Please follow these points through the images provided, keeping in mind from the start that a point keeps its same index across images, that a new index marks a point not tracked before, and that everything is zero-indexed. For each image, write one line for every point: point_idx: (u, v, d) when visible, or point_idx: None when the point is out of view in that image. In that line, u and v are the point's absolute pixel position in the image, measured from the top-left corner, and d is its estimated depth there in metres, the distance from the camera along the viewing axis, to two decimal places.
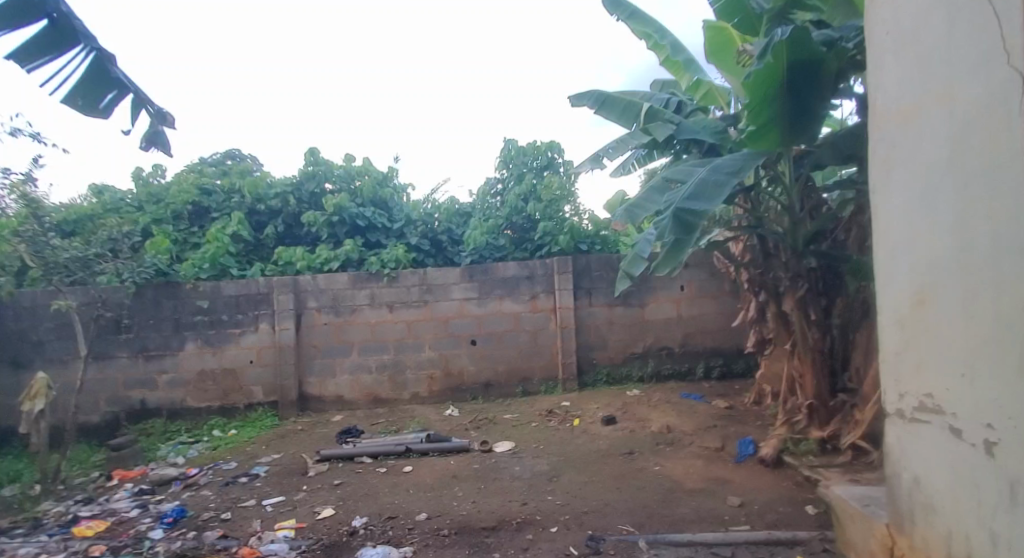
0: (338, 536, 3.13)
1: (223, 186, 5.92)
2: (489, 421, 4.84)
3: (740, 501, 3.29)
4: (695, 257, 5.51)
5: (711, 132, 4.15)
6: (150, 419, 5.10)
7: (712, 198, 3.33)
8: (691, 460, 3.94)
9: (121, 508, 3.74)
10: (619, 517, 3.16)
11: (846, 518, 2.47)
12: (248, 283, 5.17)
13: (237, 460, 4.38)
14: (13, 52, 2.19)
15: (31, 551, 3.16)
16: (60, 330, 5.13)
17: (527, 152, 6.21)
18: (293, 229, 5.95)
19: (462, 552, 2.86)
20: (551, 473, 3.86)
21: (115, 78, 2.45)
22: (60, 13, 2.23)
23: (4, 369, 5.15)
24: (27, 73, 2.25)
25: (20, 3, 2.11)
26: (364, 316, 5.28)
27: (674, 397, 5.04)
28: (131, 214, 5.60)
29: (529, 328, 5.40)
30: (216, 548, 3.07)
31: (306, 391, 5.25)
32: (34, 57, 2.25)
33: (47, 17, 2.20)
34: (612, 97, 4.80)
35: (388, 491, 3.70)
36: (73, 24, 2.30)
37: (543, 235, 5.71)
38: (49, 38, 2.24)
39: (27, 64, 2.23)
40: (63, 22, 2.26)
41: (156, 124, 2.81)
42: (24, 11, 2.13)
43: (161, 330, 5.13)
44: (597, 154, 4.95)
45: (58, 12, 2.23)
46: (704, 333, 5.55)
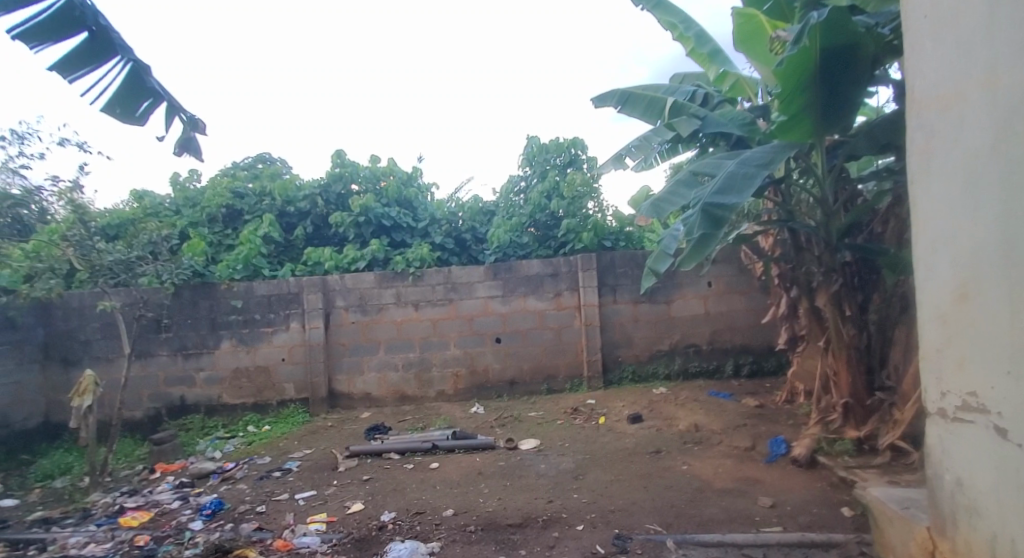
0: (367, 530, 3.20)
1: (255, 189, 6.11)
2: (515, 419, 4.85)
3: (771, 502, 3.22)
4: (723, 253, 5.40)
5: (738, 123, 4.04)
6: (189, 415, 5.31)
7: (742, 192, 3.25)
8: (720, 460, 3.87)
9: (164, 499, 3.91)
10: (647, 517, 3.13)
11: (884, 520, 2.38)
12: (279, 284, 5.32)
13: (271, 455, 4.52)
14: (56, 64, 2.29)
15: (81, 540, 3.33)
16: (105, 330, 5.39)
17: (550, 150, 6.19)
18: (321, 230, 6.10)
19: (489, 549, 2.89)
20: (576, 471, 3.86)
21: (150, 87, 2.55)
22: (99, 25, 2.32)
23: (56, 367, 5.45)
24: (69, 84, 2.35)
25: (64, 17, 2.21)
26: (390, 316, 5.37)
27: (702, 396, 4.95)
28: (170, 219, 5.84)
29: (553, 326, 5.39)
30: (251, 540, 3.17)
31: (336, 388, 5.37)
32: (76, 68, 2.35)
33: (87, 31, 2.30)
34: (635, 94, 4.74)
35: (415, 487, 3.76)
36: (112, 36, 2.40)
37: (567, 233, 5.69)
38: (88, 50, 2.33)
39: (69, 74, 2.33)
40: (102, 35, 2.35)
41: (189, 131, 2.92)
42: (64, 25, 2.23)
43: (199, 330, 5.33)
44: (620, 154, 4.91)
45: (97, 26, 2.33)
46: (733, 330, 5.44)
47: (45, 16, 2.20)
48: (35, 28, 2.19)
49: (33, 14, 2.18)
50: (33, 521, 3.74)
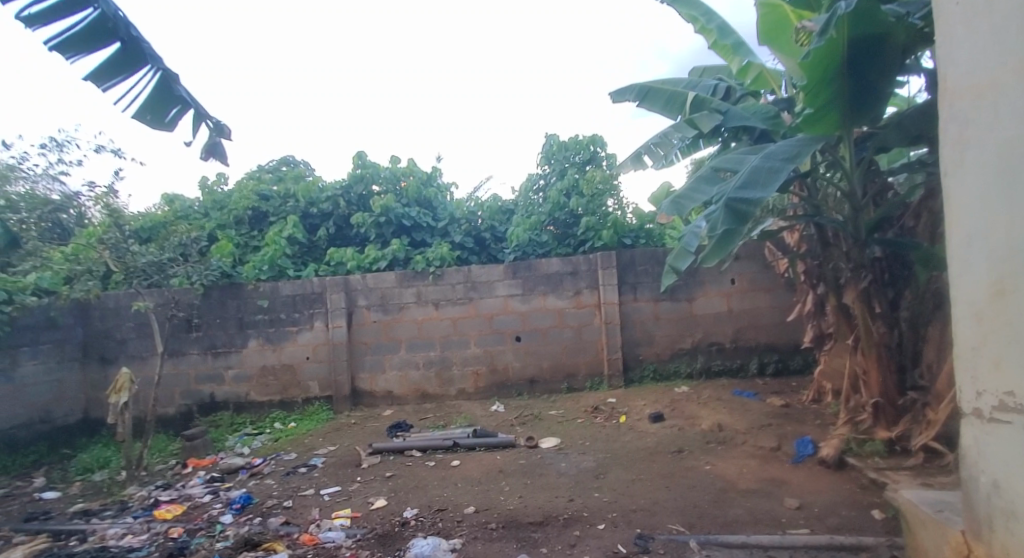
0: (390, 526, 3.25)
1: (280, 191, 6.25)
2: (535, 418, 4.86)
3: (797, 504, 3.16)
4: (747, 249, 5.31)
5: (762, 117, 3.96)
6: (219, 411, 5.47)
7: (767, 187, 3.18)
8: (745, 460, 3.81)
9: (196, 493, 4.05)
10: (669, 517, 3.10)
11: (916, 523, 2.32)
12: (303, 284, 5.43)
13: (297, 451, 4.62)
14: (91, 73, 2.37)
15: (119, 531, 3.47)
16: (139, 329, 5.59)
17: (569, 148, 6.17)
18: (343, 230, 6.20)
19: (510, 546, 2.90)
20: (597, 470, 3.85)
21: (178, 95, 2.62)
22: (131, 36, 2.39)
23: (94, 365, 5.68)
24: (103, 92, 2.42)
25: (98, 28, 2.29)
26: (411, 315, 5.43)
27: (725, 395, 4.87)
28: (199, 221, 6.02)
29: (573, 324, 5.37)
30: (279, 534, 3.26)
31: (359, 387, 5.46)
32: (109, 77, 2.43)
33: (119, 41, 2.38)
34: (655, 88, 4.69)
35: (437, 484, 3.80)
36: (143, 46, 2.48)
37: (586, 231, 5.66)
38: (120, 59, 2.40)
39: (103, 83, 2.40)
40: (134, 45, 2.43)
41: (215, 137, 3.00)
42: (98, 36, 2.31)
43: (227, 329, 5.48)
44: (639, 153, 4.86)
45: (129, 36, 2.41)
46: (758, 328, 5.34)
47: (82, 26, 2.27)
48: (71, 38, 2.27)
49: (71, 24, 2.26)
50: (74, 512, 3.91)
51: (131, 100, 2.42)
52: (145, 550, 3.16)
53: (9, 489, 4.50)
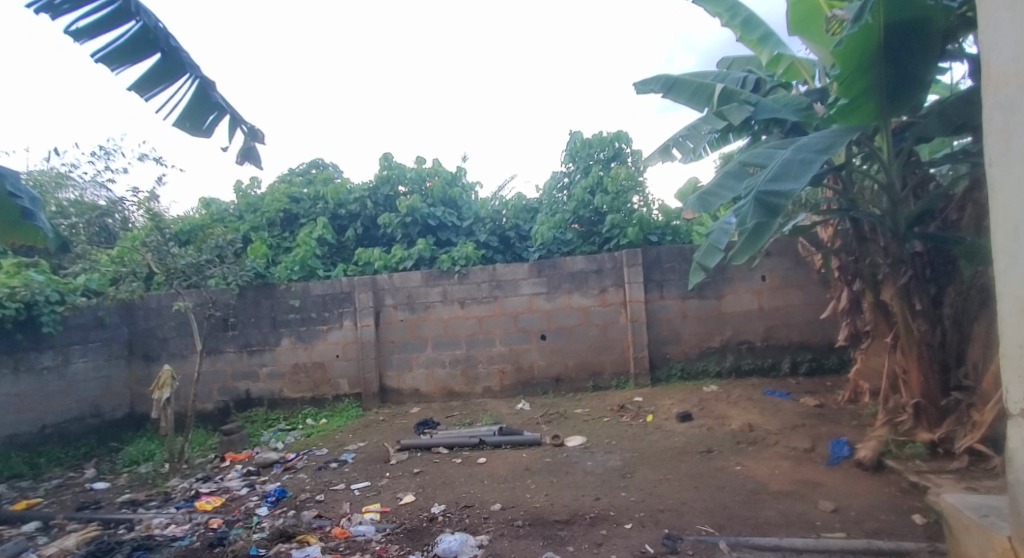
0: (419, 521, 3.31)
1: (310, 193, 6.41)
2: (561, 416, 4.86)
3: (833, 507, 3.07)
4: (778, 245, 5.17)
5: (794, 109, 3.85)
6: (254, 407, 5.66)
7: (799, 179, 3.08)
8: (777, 461, 3.72)
9: (233, 486, 4.21)
10: (698, 517, 3.06)
11: (959, 529, 2.22)
12: (332, 284, 5.56)
13: (328, 447, 4.75)
14: (134, 83, 2.45)
15: (163, 521, 3.63)
16: (180, 328, 5.83)
17: (593, 144, 6.13)
18: (371, 231, 6.32)
19: (537, 544, 2.92)
20: (624, 469, 3.82)
21: (215, 102, 2.71)
22: (170, 46, 2.49)
23: (139, 362, 5.97)
24: (146, 102, 2.50)
25: (140, 40, 2.38)
26: (437, 313, 5.50)
27: (756, 395, 4.76)
28: (233, 224, 6.24)
29: (599, 322, 5.34)
30: (312, 526, 3.36)
31: (386, 384, 5.56)
32: (152, 87, 2.51)
33: (159, 52, 2.47)
34: (681, 81, 4.61)
35: (464, 481, 3.84)
36: (181, 56, 2.57)
37: (611, 228, 5.62)
38: (162, 69, 2.49)
39: (146, 93, 2.48)
40: (173, 55, 2.52)
41: (249, 141, 3.10)
42: (140, 48, 2.40)
43: (261, 328, 5.66)
44: (667, 145, 4.79)
45: (168, 47, 2.51)
46: (790, 326, 5.20)
47: (125, 38, 2.37)
48: (114, 50, 2.36)
49: (115, 37, 2.36)
50: (122, 502, 4.11)
51: (173, 109, 2.50)
52: (187, 539, 3.30)
53: (63, 479, 4.77)
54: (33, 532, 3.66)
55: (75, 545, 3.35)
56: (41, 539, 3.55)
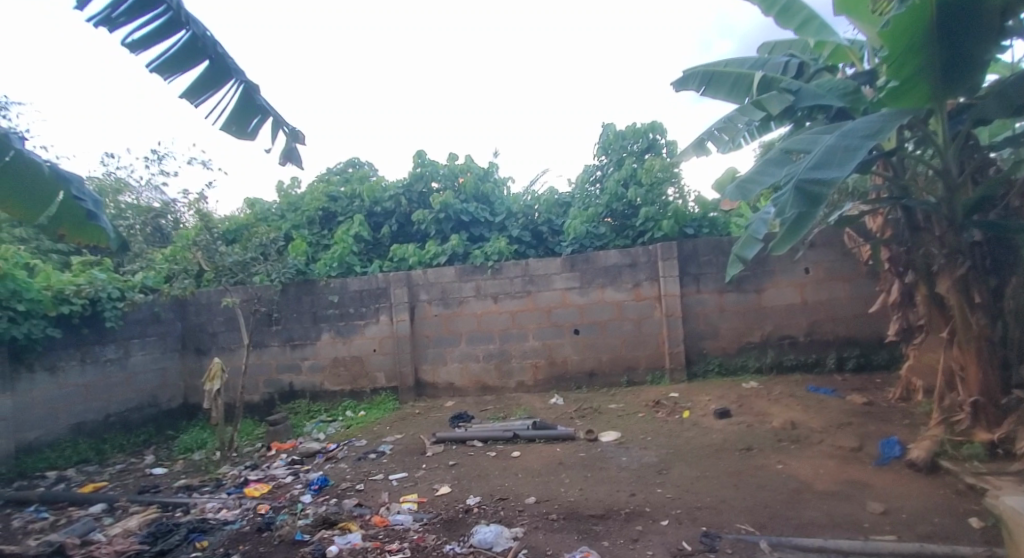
0: (455, 512, 3.37)
1: (347, 192, 6.59)
2: (595, 411, 4.83)
3: (882, 509, 2.94)
4: (823, 236, 4.96)
5: (839, 94, 3.66)
6: (297, 399, 5.88)
7: (843, 165, 2.95)
8: (822, 460, 3.58)
9: (279, 474, 4.39)
10: (737, 516, 2.99)
11: (1020, 534, 2.09)
12: (369, 280, 5.69)
13: (367, 438, 4.89)
14: (184, 90, 2.56)
15: (216, 506, 3.83)
16: (228, 323, 6.10)
17: (627, 136, 6.03)
18: (405, 228, 6.44)
19: (572, 537, 2.92)
20: (659, 466, 3.77)
21: (260, 105, 2.81)
22: (217, 53, 2.60)
23: (192, 356, 6.29)
24: (196, 107, 2.61)
25: (189, 48, 2.49)
26: (470, 308, 5.56)
27: (799, 391, 4.60)
28: (276, 223, 6.47)
29: (632, 317, 5.27)
30: (353, 514, 3.47)
31: (422, 378, 5.67)
32: (201, 93, 2.62)
33: (207, 58, 2.58)
34: (719, 73, 4.47)
35: (498, 474, 3.89)
36: (227, 63, 2.68)
37: (645, 221, 5.53)
38: (210, 76, 2.60)
39: (196, 100, 2.60)
40: (220, 61, 2.63)
41: (291, 142, 3.21)
42: (190, 55, 2.50)
43: (303, 322, 5.86)
44: (701, 138, 4.67)
45: (216, 54, 2.62)
46: (835, 320, 4.99)
47: (178, 47, 2.47)
48: (168, 59, 2.47)
49: (168, 46, 2.46)
50: (178, 487, 4.36)
51: (221, 113, 2.61)
52: (238, 523, 3.48)
53: (125, 465, 5.10)
54: (99, 513, 3.93)
55: (137, 526, 3.58)
56: (106, 520, 3.81)
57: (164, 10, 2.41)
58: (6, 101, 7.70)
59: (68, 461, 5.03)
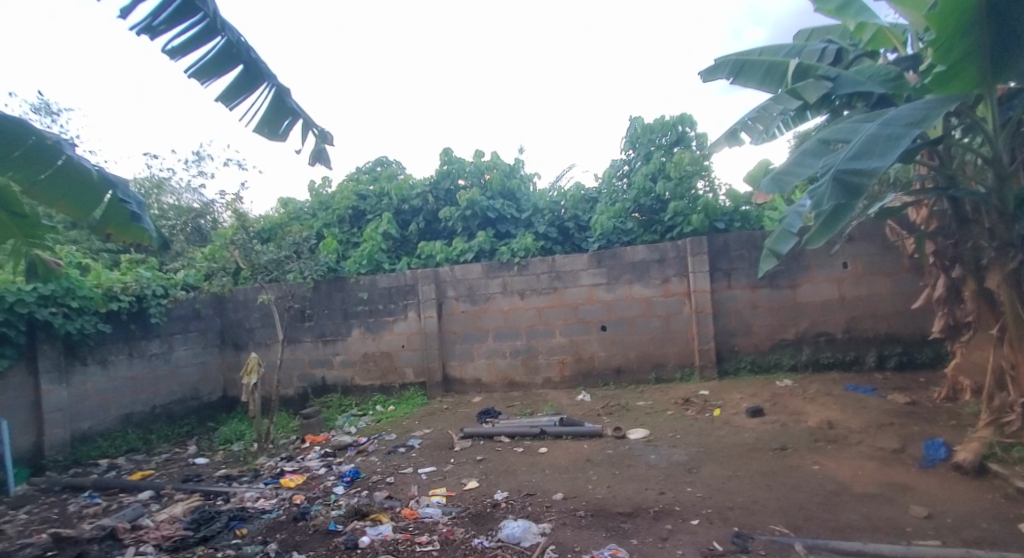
0: (483, 507, 3.40)
1: (375, 190, 6.70)
2: (623, 408, 4.79)
3: (926, 513, 2.81)
4: (862, 229, 4.76)
5: (880, 80, 3.53)
6: (329, 394, 6.04)
7: (885, 155, 2.82)
8: (861, 462, 3.45)
9: (313, 466, 4.53)
10: (771, 517, 2.92)
11: None
12: (397, 276, 5.78)
13: (396, 432, 4.98)
14: (220, 94, 2.64)
15: (255, 495, 3.98)
16: (263, 319, 6.29)
17: (655, 130, 5.93)
18: (433, 225, 6.51)
19: (600, 535, 2.91)
20: (689, 464, 3.71)
21: (291, 107, 2.87)
22: (251, 58, 2.68)
23: (230, 350, 6.52)
24: (230, 110, 2.68)
25: (225, 53, 2.57)
26: (497, 304, 5.58)
27: (836, 390, 4.45)
28: (308, 222, 6.64)
29: (661, 313, 5.19)
30: (384, 506, 3.54)
31: (450, 374, 5.73)
32: (235, 97, 2.69)
33: (242, 63, 2.65)
34: (751, 61, 4.33)
35: (526, 469, 3.90)
36: (260, 67, 2.75)
37: (674, 216, 5.42)
38: (245, 80, 2.67)
39: (231, 103, 2.67)
40: (253, 66, 2.70)
41: (320, 143, 3.28)
42: (225, 60, 2.58)
43: (334, 319, 6.00)
44: (734, 129, 4.55)
45: (250, 58, 2.69)
46: (876, 316, 4.80)
47: (214, 53, 2.55)
48: (204, 64, 2.54)
49: (204, 52, 2.54)
50: (219, 477, 4.54)
51: (254, 116, 2.68)
52: (275, 512, 3.61)
53: (169, 454, 5.34)
54: (148, 499, 4.13)
55: (182, 513, 3.75)
56: (154, 506, 4.00)
57: (201, 18, 2.50)
58: (57, 108, 8.14)
59: (119, 450, 5.31)
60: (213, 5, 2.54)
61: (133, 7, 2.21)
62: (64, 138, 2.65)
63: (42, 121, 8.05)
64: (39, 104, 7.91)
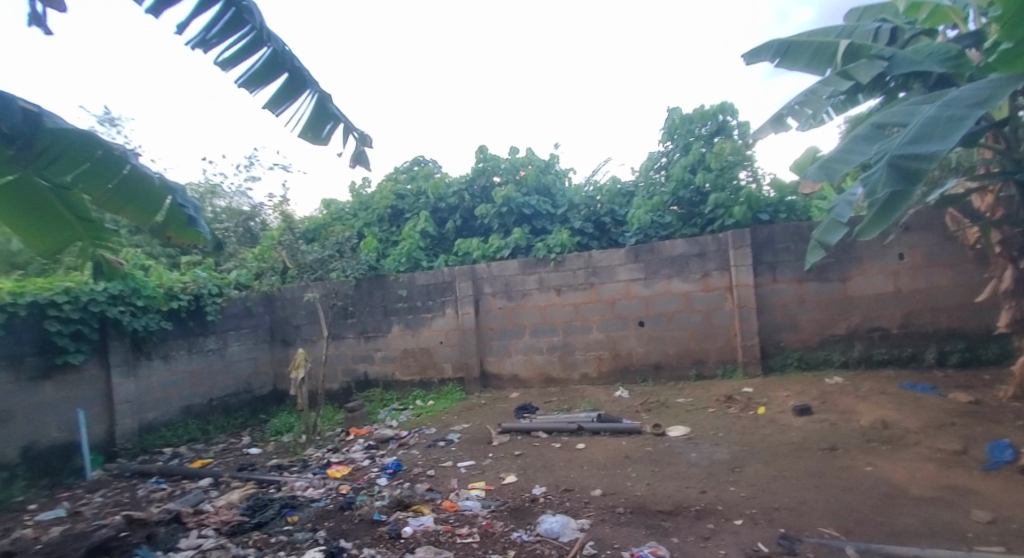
0: (522, 501, 3.43)
1: (413, 189, 6.83)
2: (662, 405, 4.72)
3: (990, 518, 2.64)
4: (920, 218, 4.49)
5: (940, 59, 3.31)
6: (372, 388, 6.21)
7: (946, 138, 2.64)
8: (918, 463, 3.27)
9: (357, 457, 4.69)
10: (820, 519, 2.82)
11: None
12: (435, 274, 5.87)
13: (436, 426, 5.08)
14: (267, 102, 2.74)
15: (304, 484, 4.16)
16: (309, 317, 6.54)
17: (694, 120, 5.76)
18: (469, 222, 6.58)
19: (640, 532, 2.89)
20: (732, 463, 3.62)
21: (333, 113, 2.95)
22: (295, 67, 2.77)
23: (279, 346, 6.82)
24: (277, 117, 2.78)
25: (271, 61, 2.66)
26: (534, 301, 5.58)
27: (891, 388, 4.23)
28: (350, 221, 6.85)
29: (701, 308, 5.06)
30: (425, 498, 3.63)
31: (487, 369, 5.80)
32: (281, 104, 2.79)
33: (286, 72, 2.74)
34: (798, 42, 4.11)
35: (563, 465, 3.91)
36: (303, 75, 2.84)
37: (715, 208, 5.27)
38: (289, 88, 2.76)
39: (277, 110, 2.77)
40: (297, 74, 2.79)
41: (360, 146, 3.37)
42: (271, 68, 2.67)
43: (375, 316, 6.17)
44: (780, 114, 4.36)
45: (293, 66, 2.78)
46: (935, 310, 4.52)
47: (260, 63, 2.65)
48: (252, 74, 2.65)
49: (252, 63, 2.65)
50: (271, 466, 4.77)
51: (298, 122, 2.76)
52: (323, 501, 3.76)
53: (226, 444, 5.64)
54: (207, 486, 4.39)
55: (238, 500, 3.96)
56: (213, 492, 4.25)
57: (249, 30, 2.61)
58: (120, 118, 8.68)
59: (181, 439, 5.65)
60: (260, 17, 2.64)
61: (188, 23, 2.33)
62: (127, 148, 2.79)
63: (108, 132, 8.59)
64: (105, 116, 8.45)
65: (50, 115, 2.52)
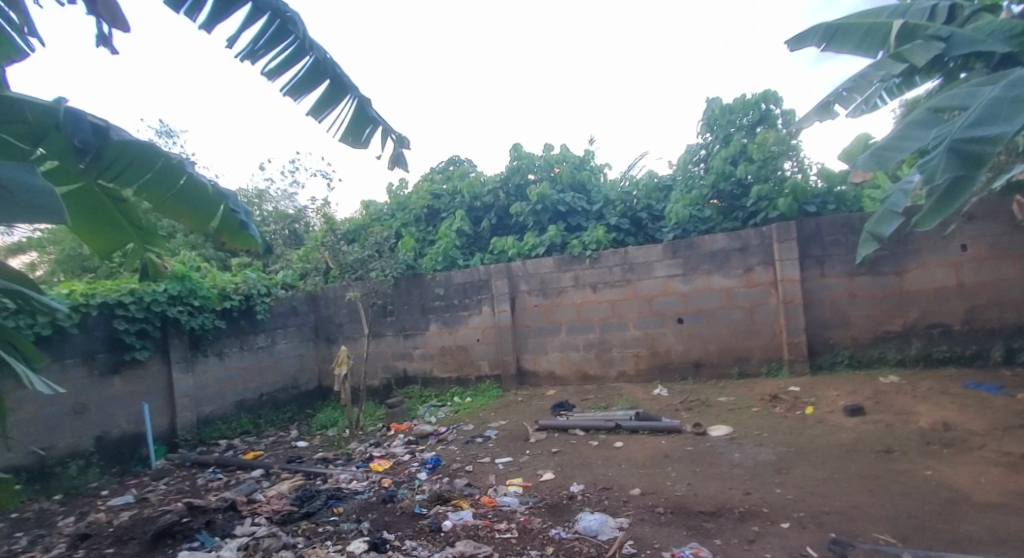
0: (559, 498, 3.42)
1: (449, 189, 6.92)
2: (703, 404, 4.60)
3: None
4: (985, 206, 4.19)
5: (1004, 37, 3.08)
6: (411, 385, 6.34)
7: (1012, 119, 2.44)
8: (982, 468, 3.06)
9: (398, 452, 4.80)
10: (874, 524, 2.68)
11: None
12: (471, 272, 5.93)
13: (473, 423, 5.14)
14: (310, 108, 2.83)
15: (348, 477, 4.29)
16: (351, 315, 6.73)
17: (735, 110, 5.55)
18: (504, 221, 6.60)
19: (681, 533, 2.83)
20: (778, 464, 3.50)
21: (373, 116, 3.02)
22: (336, 73, 2.84)
23: (323, 344, 7.05)
24: (320, 122, 2.86)
25: (313, 68, 2.74)
26: (570, 298, 5.55)
27: (954, 389, 3.98)
28: (388, 222, 7.00)
29: (744, 304, 4.90)
30: (464, 493, 3.67)
31: (524, 366, 5.81)
32: (323, 110, 2.87)
33: (328, 78, 2.82)
34: (847, 24, 3.88)
35: (601, 463, 3.87)
36: (344, 80, 2.91)
37: (757, 201, 5.09)
38: (331, 94, 2.84)
39: (319, 115, 2.85)
40: (337, 79, 2.86)
41: (398, 148, 3.43)
42: (313, 75, 2.76)
43: (413, 314, 6.29)
44: (827, 101, 4.16)
45: (334, 72, 2.86)
46: (1002, 305, 4.21)
47: (303, 72, 2.74)
48: (296, 83, 2.74)
49: (296, 72, 2.74)
50: (317, 459, 4.95)
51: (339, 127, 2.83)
52: (366, 494, 3.87)
53: (276, 437, 5.89)
54: (259, 477, 4.59)
55: (287, 490, 4.12)
56: (264, 483, 4.44)
57: (292, 40, 2.69)
58: (175, 130, 9.17)
59: (234, 432, 5.95)
60: (304, 27, 2.73)
61: (236, 37, 2.43)
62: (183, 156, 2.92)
63: (165, 143, 9.09)
64: (162, 128, 8.94)
65: (113, 127, 2.62)
